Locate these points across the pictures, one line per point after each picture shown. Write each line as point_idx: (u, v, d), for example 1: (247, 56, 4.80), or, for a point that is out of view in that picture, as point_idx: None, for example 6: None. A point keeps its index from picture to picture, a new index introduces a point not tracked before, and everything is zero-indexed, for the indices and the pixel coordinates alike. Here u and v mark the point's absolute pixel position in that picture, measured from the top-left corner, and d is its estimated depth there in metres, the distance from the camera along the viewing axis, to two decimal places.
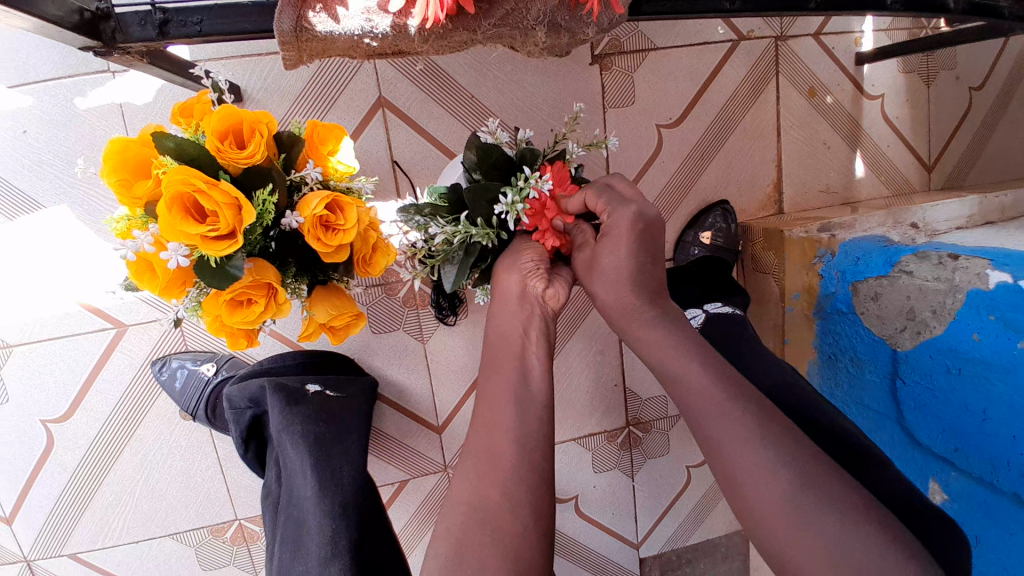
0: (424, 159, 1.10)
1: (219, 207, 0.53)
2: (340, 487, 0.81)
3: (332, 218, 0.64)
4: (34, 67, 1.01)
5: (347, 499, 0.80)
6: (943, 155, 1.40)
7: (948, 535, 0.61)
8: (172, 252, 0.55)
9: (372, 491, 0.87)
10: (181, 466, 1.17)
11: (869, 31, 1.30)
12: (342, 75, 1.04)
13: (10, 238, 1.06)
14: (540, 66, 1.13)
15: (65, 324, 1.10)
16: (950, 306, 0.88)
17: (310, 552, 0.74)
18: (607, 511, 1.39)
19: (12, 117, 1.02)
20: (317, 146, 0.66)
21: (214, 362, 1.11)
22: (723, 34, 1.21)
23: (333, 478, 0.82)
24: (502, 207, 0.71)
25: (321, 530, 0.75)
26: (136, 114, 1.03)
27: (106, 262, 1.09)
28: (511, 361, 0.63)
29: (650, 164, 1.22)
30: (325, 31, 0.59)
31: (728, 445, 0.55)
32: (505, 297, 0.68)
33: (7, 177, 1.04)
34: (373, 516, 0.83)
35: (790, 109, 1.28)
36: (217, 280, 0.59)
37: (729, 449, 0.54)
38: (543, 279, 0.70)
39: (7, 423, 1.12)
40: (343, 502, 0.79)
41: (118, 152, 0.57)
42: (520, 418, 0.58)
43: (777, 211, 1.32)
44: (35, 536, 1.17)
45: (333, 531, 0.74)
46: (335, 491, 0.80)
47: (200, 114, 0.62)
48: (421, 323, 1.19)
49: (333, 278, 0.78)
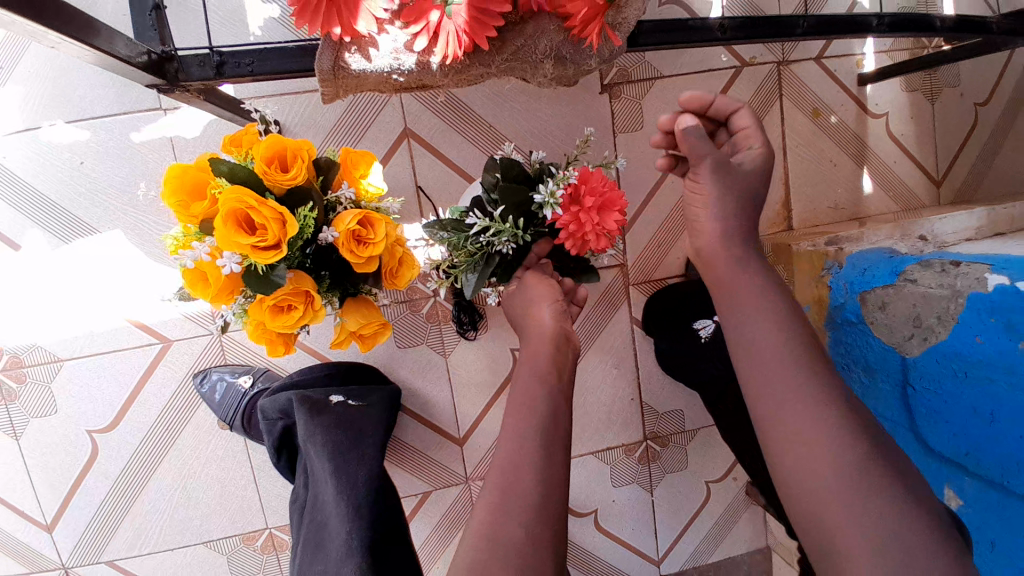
0: (446, 183, 1.18)
1: (268, 221, 0.61)
2: (357, 490, 0.86)
3: (363, 232, 0.71)
4: (96, 107, 1.13)
5: (363, 501, 0.85)
6: (949, 170, 1.43)
7: None
8: (226, 260, 0.63)
9: (390, 496, 0.92)
10: (217, 475, 1.24)
11: (869, 53, 1.36)
12: (371, 108, 1.14)
13: (68, 260, 1.16)
14: (553, 95, 1.21)
15: (114, 340, 1.19)
16: (953, 311, 0.91)
17: (330, 553, 0.80)
18: (627, 526, 1.41)
19: (74, 151, 1.14)
20: (350, 170, 0.75)
21: (250, 374, 1.19)
22: (726, 61, 1.28)
23: (350, 482, 0.87)
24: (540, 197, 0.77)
25: (340, 532, 0.80)
26: (185, 147, 1.14)
27: (153, 282, 1.18)
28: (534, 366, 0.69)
29: (659, 184, 1.28)
30: (359, 69, 0.68)
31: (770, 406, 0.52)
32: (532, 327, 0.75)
33: (69, 206, 1.15)
34: (390, 517, 0.88)
35: (794, 130, 1.34)
36: (263, 288, 0.66)
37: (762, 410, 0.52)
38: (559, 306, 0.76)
39: (56, 433, 1.20)
40: (359, 504, 0.84)
41: (177, 177, 0.65)
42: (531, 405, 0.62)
43: (786, 227, 1.36)
44: (75, 542, 1.23)
45: (349, 532, 0.79)
46: (352, 494, 0.85)
47: (248, 143, 0.71)
48: (443, 338, 1.26)
49: (362, 290, 0.85)
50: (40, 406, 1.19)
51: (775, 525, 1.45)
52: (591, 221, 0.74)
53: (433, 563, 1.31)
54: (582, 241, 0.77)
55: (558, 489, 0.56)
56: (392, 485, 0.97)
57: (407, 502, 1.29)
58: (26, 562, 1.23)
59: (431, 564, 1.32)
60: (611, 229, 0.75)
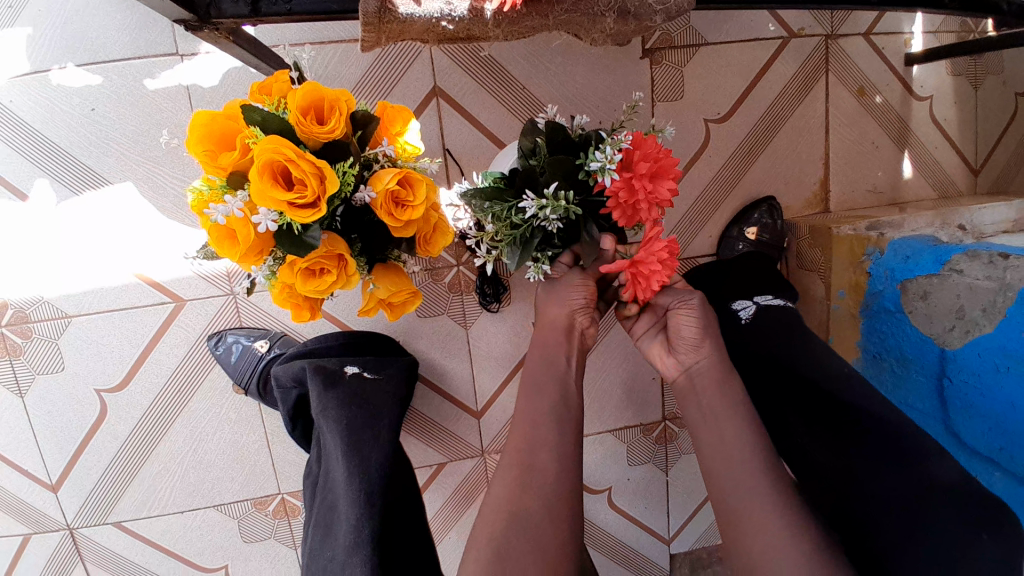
0: (475, 147, 1.12)
1: (306, 175, 0.56)
2: (368, 474, 0.82)
3: (402, 193, 0.66)
4: (105, 49, 1.06)
5: (374, 485, 0.81)
6: (989, 160, 1.37)
7: (1002, 514, 0.67)
8: (262, 217, 0.59)
9: (402, 480, 0.88)
10: (230, 439, 1.21)
11: (919, 32, 1.29)
12: (401, 64, 1.07)
13: (77, 213, 1.11)
14: (591, 58, 1.14)
15: (124, 297, 1.15)
16: (1000, 304, 0.87)
17: (338, 541, 0.77)
18: (640, 505, 1.40)
19: (83, 95, 1.07)
20: (387, 127, 0.70)
21: (267, 338, 1.15)
22: (774, 31, 1.21)
23: (360, 463, 0.83)
24: (597, 160, 0.71)
25: (349, 518, 0.77)
26: (202, 96, 1.08)
27: (166, 238, 1.13)
28: None
29: (697, 157, 1.23)
30: (407, 14, 0.62)
31: (734, 470, 0.66)
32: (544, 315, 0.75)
33: (77, 154, 1.09)
34: (400, 502, 0.85)
35: (839, 108, 1.28)
36: (296, 248, 0.62)
37: (731, 470, 0.66)
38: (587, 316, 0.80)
39: (63, 391, 1.17)
40: (369, 488, 0.80)
41: (204, 124, 0.60)
42: None
43: (823, 209, 1.31)
44: (81, 503, 1.21)
45: (358, 520, 0.76)
46: (362, 478, 0.82)
47: (279, 91, 0.65)
48: (464, 309, 1.22)
49: (391, 256, 0.80)
50: (46, 364, 1.16)
51: None
52: (643, 188, 0.71)
53: (445, 535, 1.30)
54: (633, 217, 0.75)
55: (572, 467, 0.66)
56: (406, 464, 0.94)
57: (421, 473, 1.27)
58: (32, 522, 1.21)
59: (443, 536, 1.30)
60: (664, 198, 0.72)
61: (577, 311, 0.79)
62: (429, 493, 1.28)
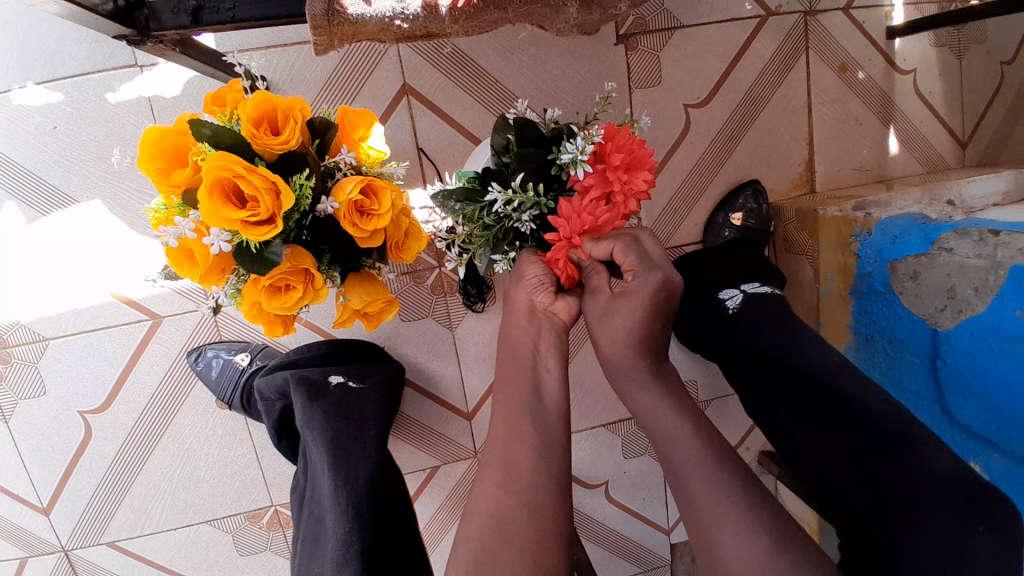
0: (450, 144, 1.09)
1: (259, 191, 0.53)
2: (355, 486, 0.80)
3: (366, 203, 0.63)
4: (63, 63, 1.02)
5: (361, 498, 0.79)
6: (976, 131, 1.34)
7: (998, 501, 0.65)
8: (213, 237, 0.56)
9: (389, 491, 0.87)
10: (219, 454, 1.20)
11: (899, 4, 1.26)
12: (368, 63, 1.04)
13: (46, 233, 1.09)
14: (565, 48, 1.11)
15: (101, 316, 1.12)
16: (992, 283, 0.86)
17: (325, 556, 0.75)
18: (637, 496, 1.39)
19: (43, 112, 1.04)
20: (348, 132, 0.67)
21: (248, 351, 1.13)
22: (751, 10, 1.18)
23: (347, 476, 0.82)
24: (568, 150, 0.68)
25: (336, 532, 0.75)
26: (166, 107, 1.05)
27: (139, 253, 1.11)
28: (523, 373, 0.67)
29: (679, 144, 1.20)
30: (357, 14, 0.59)
31: None
32: (515, 311, 0.71)
33: (41, 173, 1.06)
34: (389, 514, 0.83)
35: (821, 86, 1.25)
36: (256, 265, 0.59)
37: None
38: (549, 295, 0.72)
39: (45, 415, 1.15)
40: (356, 501, 0.79)
41: (154, 141, 0.58)
42: (535, 428, 0.62)
43: (810, 189, 1.29)
44: (73, 525, 1.20)
45: (344, 534, 0.74)
46: (350, 490, 0.80)
47: (233, 102, 0.62)
48: (448, 310, 1.20)
49: (364, 265, 0.78)
50: (27, 388, 1.13)
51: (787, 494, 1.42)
52: (618, 179, 0.68)
53: (442, 537, 1.29)
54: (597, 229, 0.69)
55: None
56: (393, 474, 0.92)
57: (414, 478, 1.26)
58: (25, 547, 1.20)
59: (440, 539, 1.30)
60: (642, 188, 0.69)
61: (533, 293, 0.71)
62: (423, 497, 1.27)
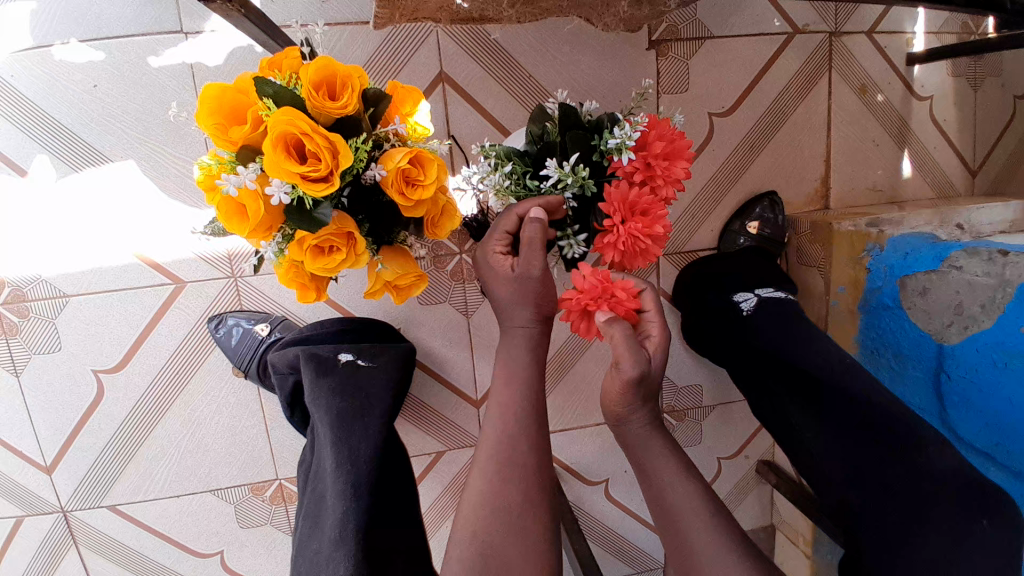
0: (481, 134, 1.12)
1: (321, 149, 0.56)
2: (356, 466, 0.81)
3: (414, 172, 0.66)
4: (109, 25, 1.05)
5: (361, 478, 0.80)
6: (987, 160, 1.38)
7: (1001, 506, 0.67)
8: (275, 189, 0.59)
9: (391, 472, 0.88)
10: (227, 424, 1.21)
11: (921, 32, 1.30)
12: (408, 48, 1.07)
13: (77, 192, 1.10)
14: (598, 48, 1.14)
15: (125, 278, 1.14)
16: (999, 300, 0.88)
17: (325, 534, 0.77)
18: (635, 497, 1.40)
19: (85, 71, 1.06)
20: (397, 106, 0.70)
21: (267, 322, 1.14)
22: (780, 26, 1.22)
23: (349, 455, 0.83)
24: (615, 135, 0.70)
25: (336, 512, 0.77)
26: (207, 75, 1.07)
27: (167, 218, 1.13)
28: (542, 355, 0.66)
29: (700, 151, 1.23)
30: None
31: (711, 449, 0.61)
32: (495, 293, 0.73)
33: (78, 131, 1.08)
34: (389, 495, 0.84)
35: (842, 106, 1.29)
36: (306, 223, 0.62)
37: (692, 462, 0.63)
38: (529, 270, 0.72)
39: (59, 372, 1.16)
40: (356, 481, 0.80)
41: (214, 96, 0.59)
42: None
43: (824, 205, 1.32)
44: (75, 486, 1.20)
45: (342, 515, 0.76)
46: (350, 470, 0.81)
47: (290, 67, 0.65)
48: (465, 296, 1.22)
49: (397, 238, 0.80)
50: (43, 344, 1.14)
51: (783, 505, 1.44)
52: (660, 167, 0.70)
53: (441, 523, 1.30)
54: (648, 217, 0.69)
55: None
56: (399, 452, 0.94)
57: (418, 462, 1.27)
58: (23, 505, 1.20)
59: (439, 524, 1.31)
60: (680, 177, 0.71)
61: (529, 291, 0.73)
62: (426, 481, 1.28)
